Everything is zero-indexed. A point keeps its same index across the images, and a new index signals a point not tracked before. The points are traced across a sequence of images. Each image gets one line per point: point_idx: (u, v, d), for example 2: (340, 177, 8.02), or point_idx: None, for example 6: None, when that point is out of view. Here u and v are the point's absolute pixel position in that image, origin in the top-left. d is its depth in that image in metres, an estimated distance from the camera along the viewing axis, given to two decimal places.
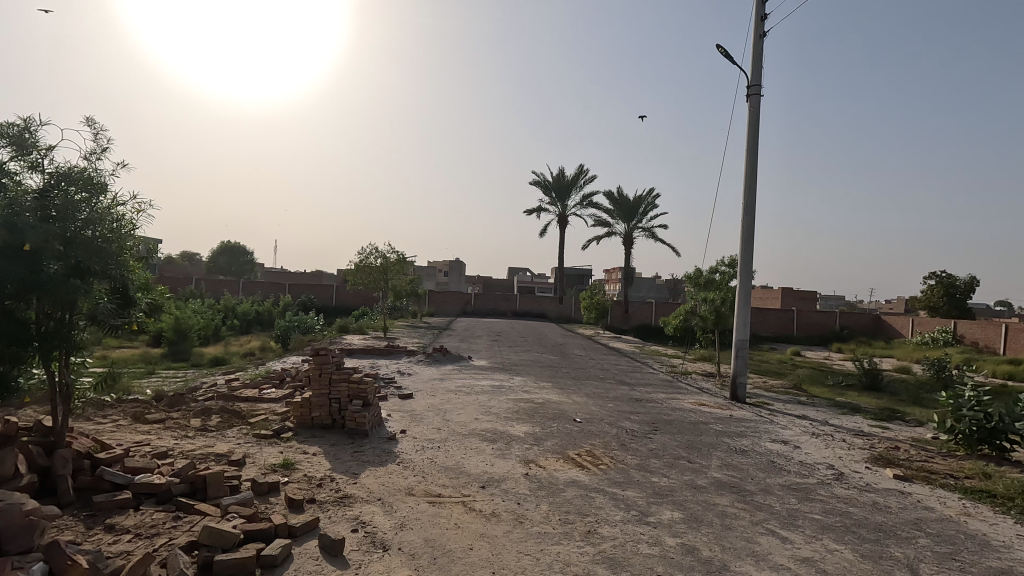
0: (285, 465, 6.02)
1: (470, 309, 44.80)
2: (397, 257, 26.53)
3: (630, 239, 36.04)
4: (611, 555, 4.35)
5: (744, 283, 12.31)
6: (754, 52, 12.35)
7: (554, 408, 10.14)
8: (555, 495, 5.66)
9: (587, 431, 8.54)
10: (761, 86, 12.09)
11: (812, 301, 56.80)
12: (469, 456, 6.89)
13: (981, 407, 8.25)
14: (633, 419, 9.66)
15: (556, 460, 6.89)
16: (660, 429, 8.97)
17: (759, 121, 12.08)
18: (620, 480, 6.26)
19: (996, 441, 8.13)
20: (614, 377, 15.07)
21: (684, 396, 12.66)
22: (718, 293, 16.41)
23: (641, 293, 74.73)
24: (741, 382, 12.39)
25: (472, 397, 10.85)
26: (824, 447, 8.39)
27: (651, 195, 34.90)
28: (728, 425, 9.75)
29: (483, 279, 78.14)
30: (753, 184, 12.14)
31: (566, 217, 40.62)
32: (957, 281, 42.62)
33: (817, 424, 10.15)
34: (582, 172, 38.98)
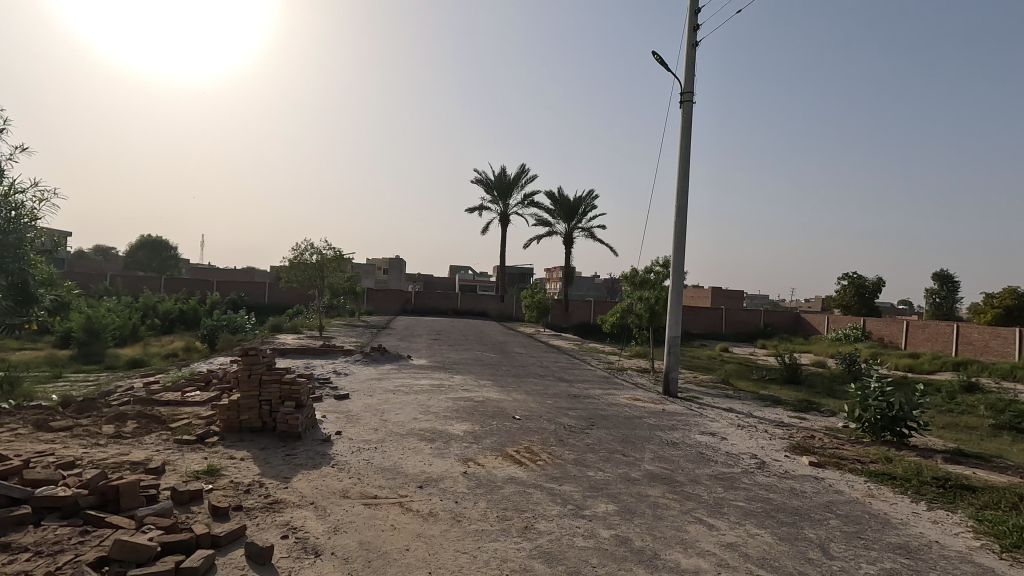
0: (209, 472, 5.71)
1: (410, 308, 44.22)
2: (335, 253, 25.73)
3: (570, 238, 36.68)
4: (548, 550, 4.41)
5: (676, 282, 12.79)
6: (686, 60, 12.85)
7: (494, 406, 10.16)
8: (493, 493, 5.67)
9: (526, 428, 8.61)
10: (694, 93, 12.61)
11: (740, 301, 60.12)
12: (407, 456, 6.80)
13: (884, 397, 8.98)
14: (571, 415, 9.84)
15: (494, 457, 6.91)
16: (596, 424, 9.19)
17: (691, 127, 12.59)
18: (557, 475, 6.35)
19: (896, 428, 8.91)
20: (553, 374, 15.29)
21: (620, 392, 13.02)
22: (652, 291, 17.01)
23: (581, 292, 76.49)
24: (673, 377, 12.90)
25: (412, 397, 10.70)
26: (748, 438, 8.86)
27: (591, 195, 35.66)
28: (661, 418, 10.11)
29: (424, 278, 77.30)
30: (685, 186, 12.65)
31: (508, 216, 40.84)
32: (866, 282, 46.27)
33: (742, 416, 10.74)
34: (524, 172, 39.34)
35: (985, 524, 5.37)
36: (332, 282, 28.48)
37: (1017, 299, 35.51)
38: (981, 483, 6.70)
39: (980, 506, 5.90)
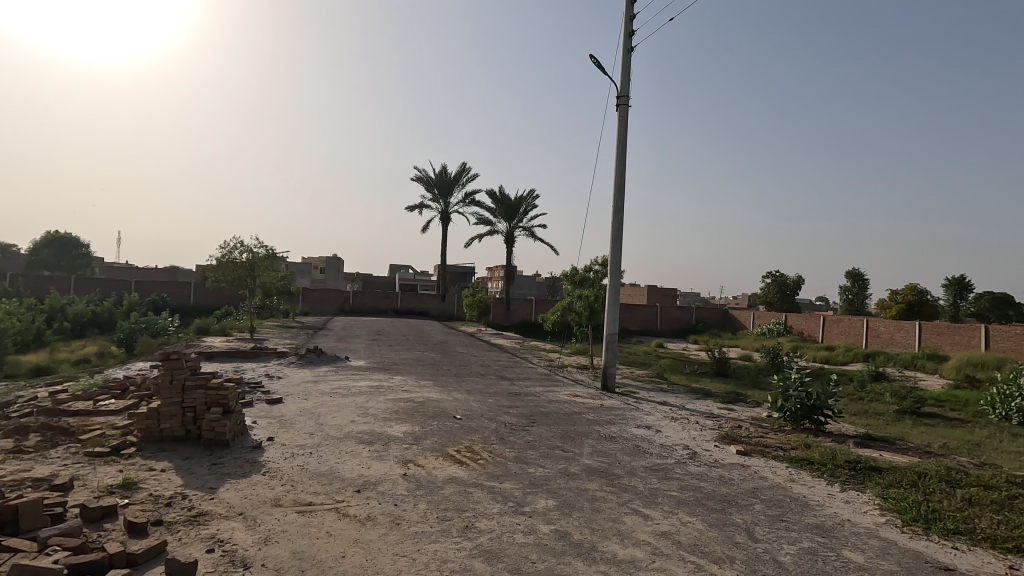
0: (124, 485, 5.32)
1: (348, 308, 43.05)
2: (267, 252, 24.64)
3: (512, 237, 36.89)
4: (488, 548, 4.41)
5: (614, 281, 13.13)
6: (622, 64, 13.20)
7: (435, 406, 10.05)
8: (433, 494, 5.60)
9: (467, 427, 8.58)
10: (629, 97, 12.98)
11: (674, 299, 62.56)
12: (344, 460, 6.60)
13: (804, 387, 9.61)
14: (512, 413, 9.90)
15: (435, 458, 6.84)
16: (537, 421, 9.28)
17: (627, 130, 12.96)
18: (497, 473, 6.37)
19: (814, 416, 9.55)
20: (495, 372, 15.33)
21: (560, 388, 13.23)
22: (591, 290, 17.37)
23: (522, 291, 77.15)
24: (611, 373, 13.23)
25: (349, 399, 10.41)
26: (680, 430, 9.22)
27: (532, 195, 35.99)
28: (599, 413, 10.37)
29: (363, 277, 75.52)
30: (622, 188, 13.00)
31: (449, 215, 40.55)
32: (788, 280, 49.35)
33: (675, 409, 11.17)
34: (465, 170, 39.17)
35: (890, 502, 5.85)
36: (264, 282, 27.29)
37: (917, 296, 38.95)
38: (886, 464, 7.30)
39: (885, 485, 6.42)
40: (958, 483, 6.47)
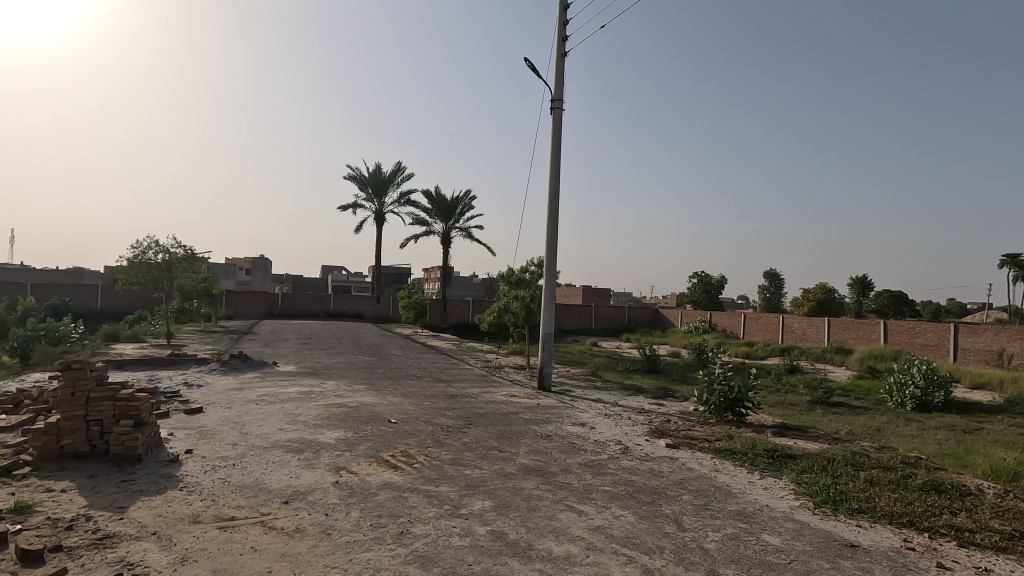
0: (16, 510, 4.81)
1: (276, 311, 41.20)
2: (185, 252, 23.14)
3: (448, 238, 36.61)
4: (423, 553, 4.34)
5: (550, 281, 13.32)
6: (557, 68, 13.42)
7: (368, 411, 9.78)
8: (366, 501, 5.45)
9: (402, 431, 8.41)
10: (563, 101, 13.21)
11: (607, 299, 64.34)
12: (270, 470, 6.29)
13: (726, 381, 10.15)
14: (449, 415, 9.82)
15: (369, 464, 6.66)
16: (474, 423, 9.24)
17: (561, 133, 13.18)
18: (433, 476, 6.28)
19: (736, 409, 10.10)
20: (431, 375, 15.15)
21: (497, 389, 13.25)
22: (528, 290, 17.54)
23: (459, 292, 76.84)
24: (547, 372, 13.41)
25: (277, 406, 9.95)
26: (614, 426, 9.48)
27: (468, 196, 35.87)
28: (535, 412, 10.48)
29: (293, 279, 72.59)
30: (556, 189, 13.20)
31: (384, 215, 39.72)
32: (712, 279, 51.98)
33: (608, 406, 11.46)
34: (400, 169, 38.48)
35: (803, 486, 6.28)
36: (182, 284, 25.62)
37: (826, 294, 42.10)
38: (800, 451, 7.83)
39: (799, 471, 6.89)
40: (861, 465, 7.03)
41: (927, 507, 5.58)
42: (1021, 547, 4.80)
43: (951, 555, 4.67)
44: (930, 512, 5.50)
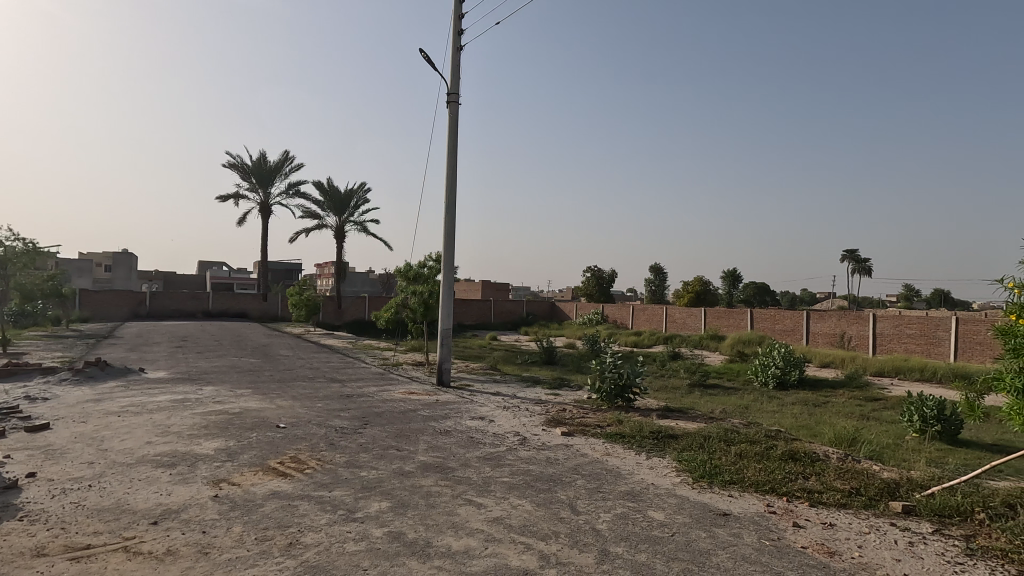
0: None
1: (144, 312, 37.13)
2: (24, 247, 20.07)
3: (341, 232, 35.10)
4: (314, 563, 4.12)
5: (448, 276, 13.22)
6: (452, 62, 13.30)
7: (253, 417, 9.10)
8: (250, 513, 5.07)
9: (292, 436, 7.93)
10: (459, 95, 13.14)
11: (506, 294, 65.43)
12: (136, 489, 5.64)
13: (616, 368, 10.74)
14: (343, 416, 9.41)
15: (253, 473, 6.20)
16: (370, 423, 8.95)
17: (458, 127, 13.10)
18: (326, 481, 6.00)
19: (624, 395, 10.72)
20: (324, 375, 14.45)
21: (394, 387, 12.93)
22: (425, 286, 17.28)
23: (355, 288, 74.18)
24: (446, 368, 13.34)
25: (144, 417, 8.94)
26: (512, 418, 9.65)
27: (362, 188, 34.58)
28: (434, 408, 10.39)
29: (164, 276, 65.81)
30: (453, 184, 13.12)
31: (270, 206, 37.19)
32: (604, 274, 54.67)
33: (507, 399, 11.65)
34: (287, 158, 36.20)
35: (683, 463, 6.81)
36: (21, 283, 22.16)
37: (702, 286, 46.02)
38: (681, 431, 8.48)
39: (680, 449, 7.47)
40: (732, 440, 7.77)
41: (785, 474, 6.30)
42: (858, 502, 5.57)
43: (804, 514, 5.30)
44: (788, 478, 6.21)
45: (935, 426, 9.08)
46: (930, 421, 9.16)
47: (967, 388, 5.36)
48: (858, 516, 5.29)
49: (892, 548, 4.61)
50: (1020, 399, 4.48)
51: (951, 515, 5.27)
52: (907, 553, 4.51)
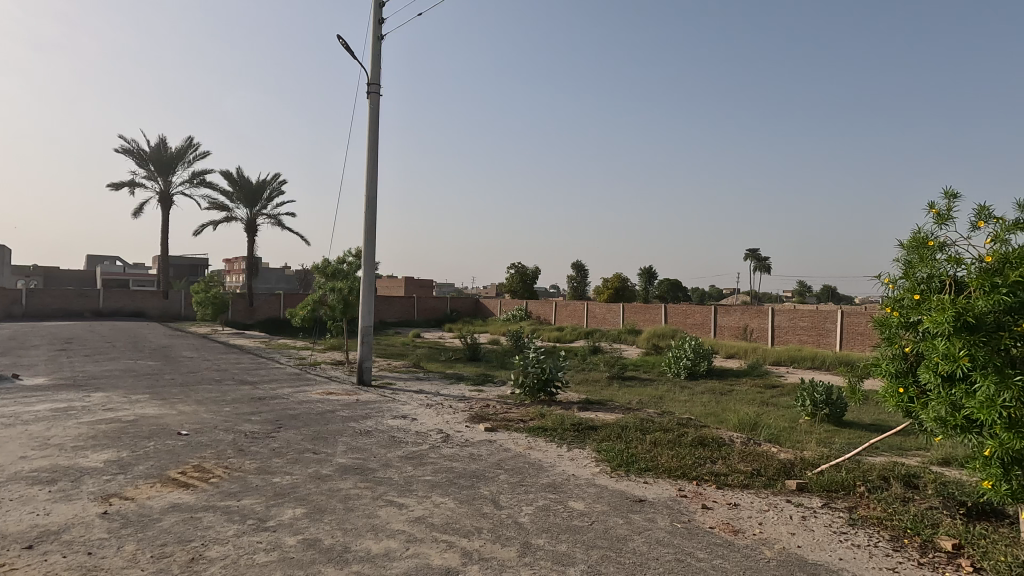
0: None
1: (19, 311, 33.16)
2: None
3: (253, 225, 33.12)
4: None
5: (368, 272, 12.81)
6: (372, 52, 12.88)
7: (151, 424, 8.36)
8: (146, 529, 4.64)
9: (196, 444, 7.36)
10: (380, 86, 12.75)
11: (430, 290, 64.74)
12: (6, 511, 5.00)
13: (539, 363, 10.91)
14: (255, 420, 8.87)
15: (150, 486, 5.69)
16: (284, 426, 8.50)
17: (379, 119, 12.72)
18: (234, 490, 5.62)
19: (547, 389, 10.91)
20: (233, 377, 13.56)
21: (311, 388, 12.38)
22: (345, 282, 16.67)
23: (269, 285, 70.41)
24: (367, 366, 12.95)
25: (18, 429, 7.96)
26: (435, 415, 9.54)
27: (277, 179, 32.80)
28: (354, 409, 10.05)
29: (45, 272, 59.09)
30: (374, 177, 12.73)
31: (171, 196, 34.39)
32: (527, 270, 55.40)
33: (430, 396, 11.49)
34: (191, 145, 33.61)
35: (602, 453, 7.03)
36: None
37: (621, 283, 47.85)
38: (600, 422, 8.76)
39: (599, 440, 7.70)
40: (647, 429, 8.13)
41: (695, 459, 6.68)
42: (758, 482, 6.02)
43: (711, 496, 5.64)
44: (697, 462, 6.59)
45: (824, 410, 9.98)
46: (820, 405, 10.07)
47: (850, 374, 5.91)
48: (759, 495, 5.70)
49: (788, 523, 5.01)
50: (894, 383, 5.00)
51: (837, 489, 5.81)
52: (800, 527, 4.93)
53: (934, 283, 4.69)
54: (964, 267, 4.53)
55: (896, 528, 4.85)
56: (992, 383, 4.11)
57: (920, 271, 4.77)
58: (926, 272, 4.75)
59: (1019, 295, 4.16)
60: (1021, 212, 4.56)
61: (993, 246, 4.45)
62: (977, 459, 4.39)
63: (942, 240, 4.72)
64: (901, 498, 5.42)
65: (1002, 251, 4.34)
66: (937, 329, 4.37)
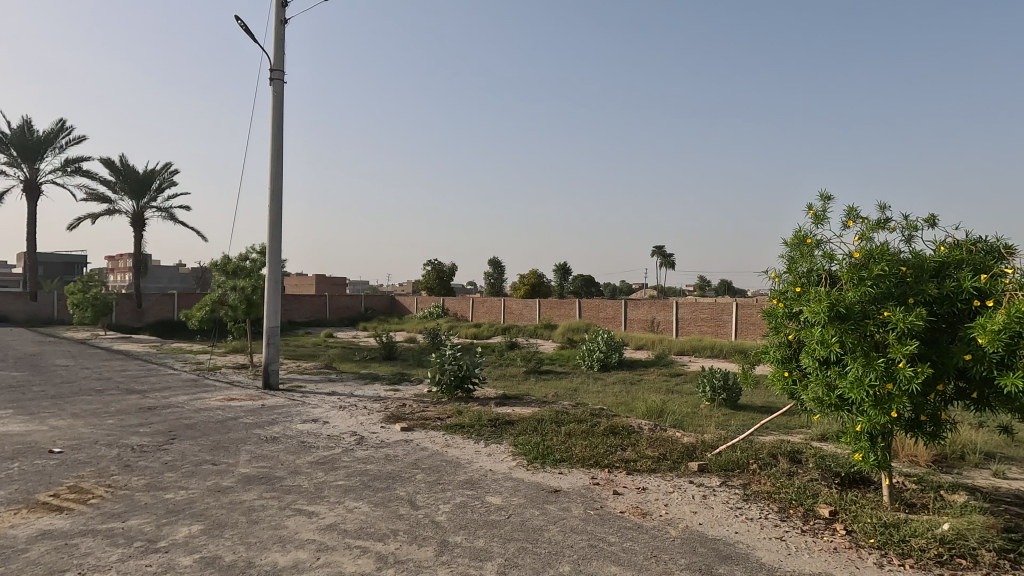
0: None
1: None
2: None
3: (140, 218, 30.17)
4: None
5: (274, 269, 12.09)
6: (275, 36, 12.14)
7: (15, 443, 7.38)
8: (8, 563, 4.09)
9: (72, 462, 6.59)
10: (284, 73, 12.06)
11: (342, 288, 62.45)
12: None
13: (456, 360, 10.85)
14: (144, 432, 8.10)
15: (14, 513, 5.02)
16: (178, 437, 7.83)
17: (283, 108, 12.03)
18: (119, 510, 5.10)
19: (464, 385, 10.87)
20: (117, 386, 12.31)
21: (210, 394, 11.50)
22: (248, 280, 15.62)
23: (161, 284, 64.60)
24: (274, 369, 12.24)
25: None
26: (348, 417, 9.21)
27: (167, 169, 30.08)
28: (260, 415, 9.47)
29: None
30: (279, 169, 12.02)
31: (38, 185, 30.50)
32: (444, 267, 54.92)
33: (343, 398, 11.07)
34: (63, 128, 30.00)
35: (519, 447, 7.12)
36: None
37: (537, 279, 48.74)
38: (517, 416, 8.86)
39: (516, 434, 7.80)
40: (562, 421, 8.35)
41: (607, 447, 6.95)
42: (664, 466, 6.37)
43: (622, 482, 5.89)
44: (609, 450, 6.86)
45: (722, 395, 10.77)
46: (718, 390, 10.84)
47: (744, 361, 6.40)
48: (665, 478, 6.04)
49: (691, 502, 5.35)
50: (781, 368, 5.47)
51: (733, 468, 6.28)
52: (701, 505, 5.27)
53: (813, 277, 5.17)
54: (836, 262, 5.04)
55: (783, 500, 5.33)
56: (860, 365, 4.61)
57: (801, 266, 5.25)
58: (806, 267, 5.24)
59: (881, 286, 4.69)
60: (882, 213, 5.15)
61: (861, 243, 4.99)
62: (848, 433, 4.92)
63: (819, 238, 5.23)
64: (787, 473, 5.97)
65: (867, 247, 4.89)
66: (815, 318, 4.83)
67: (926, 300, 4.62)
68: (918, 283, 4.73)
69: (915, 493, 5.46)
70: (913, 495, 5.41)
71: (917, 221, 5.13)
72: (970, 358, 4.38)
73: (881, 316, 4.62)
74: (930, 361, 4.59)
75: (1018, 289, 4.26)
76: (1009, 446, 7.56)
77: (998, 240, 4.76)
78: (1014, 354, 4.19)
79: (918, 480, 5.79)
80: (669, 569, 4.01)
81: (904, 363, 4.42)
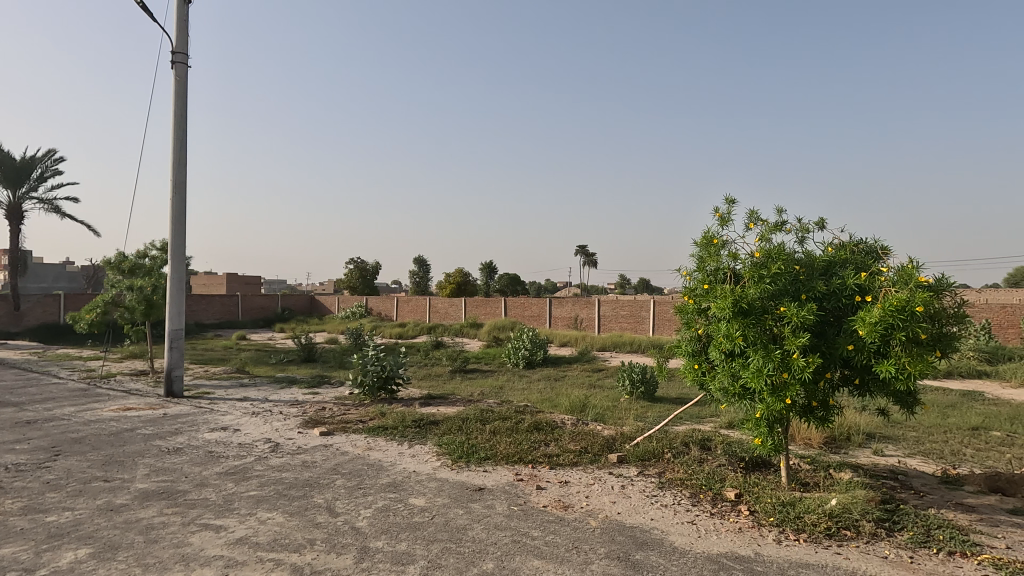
0: None
1: None
2: None
3: (16, 210, 26.97)
4: None
5: (177, 267, 11.20)
6: (176, 16, 11.25)
7: None
8: None
9: None
10: (188, 55, 11.20)
11: (258, 287, 59.27)
12: None
13: (378, 361, 10.57)
14: (21, 449, 7.23)
15: None
16: (64, 453, 7.06)
17: (187, 92, 11.18)
18: None
19: (388, 386, 10.62)
20: None
21: (102, 404, 10.47)
22: (147, 279, 14.37)
23: (44, 285, 58.21)
24: (177, 375, 11.35)
25: None
26: (262, 424, 8.72)
27: (50, 156, 27.04)
28: (160, 424, 8.74)
29: None
30: (182, 158, 11.16)
31: None
32: (368, 266, 53.46)
33: (256, 403, 10.46)
34: None
35: (443, 447, 7.05)
36: None
37: (463, 277, 48.55)
38: (441, 416, 8.77)
39: (440, 434, 7.71)
40: (487, 419, 8.36)
41: (531, 443, 7.05)
42: (586, 459, 6.55)
43: (545, 477, 5.99)
44: (533, 447, 6.95)
45: (641, 388, 11.24)
46: (637, 384, 11.30)
47: (659, 355, 6.70)
48: (586, 470, 6.22)
49: (610, 492, 5.54)
50: (691, 360, 5.79)
51: (650, 457, 6.58)
52: (620, 495, 5.48)
53: (719, 275, 5.50)
54: (740, 261, 5.40)
55: (693, 486, 5.64)
56: (760, 356, 4.98)
57: (709, 265, 5.58)
58: (713, 266, 5.57)
59: (778, 284, 5.08)
60: (779, 216, 5.58)
61: (760, 243, 5.38)
62: (750, 420, 5.30)
63: (725, 239, 5.58)
64: (698, 460, 6.33)
65: (766, 247, 5.28)
66: (720, 314, 5.15)
67: (817, 296, 5.07)
68: (809, 280, 5.17)
69: (809, 473, 5.98)
70: (806, 474, 5.92)
71: (809, 224, 5.60)
72: (853, 348, 4.85)
73: (778, 312, 5.00)
74: (820, 351, 5.03)
75: (892, 286, 4.75)
76: (886, 427, 8.46)
77: (876, 241, 5.28)
78: (889, 344, 4.67)
79: (811, 461, 6.33)
80: (590, 559, 4.13)
81: (798, 355, 4.81)
